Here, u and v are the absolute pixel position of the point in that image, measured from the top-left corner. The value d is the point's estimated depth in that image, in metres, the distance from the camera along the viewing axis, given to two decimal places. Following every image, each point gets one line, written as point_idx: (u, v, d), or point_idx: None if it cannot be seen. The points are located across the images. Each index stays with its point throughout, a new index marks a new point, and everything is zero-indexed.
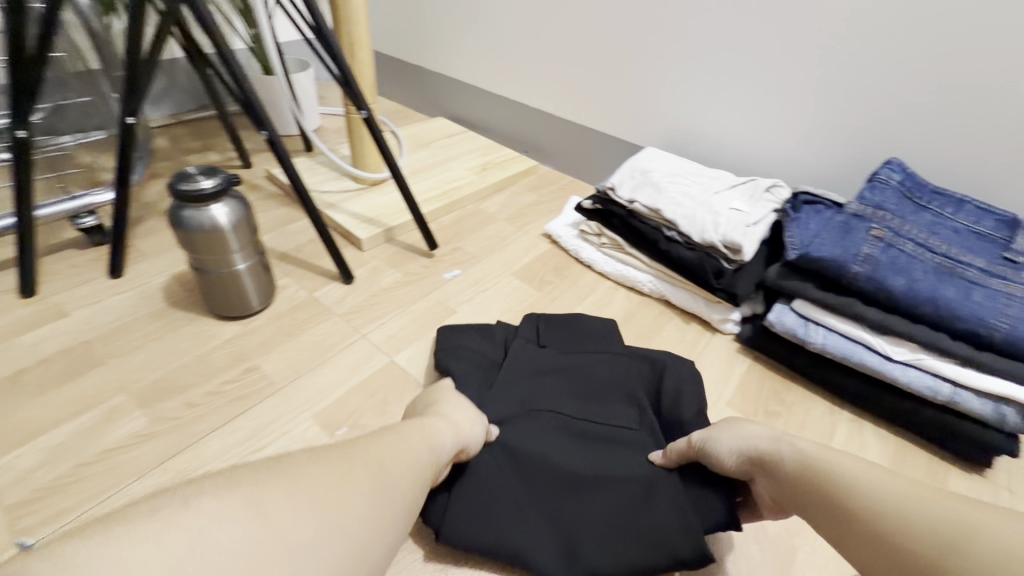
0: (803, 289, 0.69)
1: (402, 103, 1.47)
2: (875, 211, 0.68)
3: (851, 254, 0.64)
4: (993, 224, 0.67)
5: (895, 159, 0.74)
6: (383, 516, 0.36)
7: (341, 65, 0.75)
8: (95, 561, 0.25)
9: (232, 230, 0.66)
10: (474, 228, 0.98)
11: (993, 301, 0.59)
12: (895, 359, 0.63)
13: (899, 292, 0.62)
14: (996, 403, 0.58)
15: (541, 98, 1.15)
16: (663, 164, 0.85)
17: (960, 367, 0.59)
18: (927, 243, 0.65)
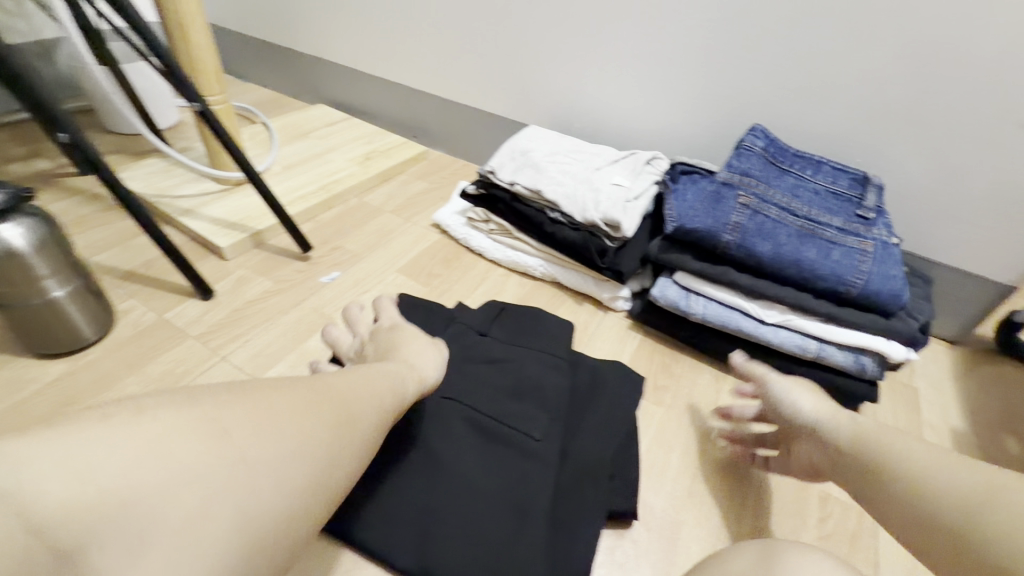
0: (681, 260, 0.69)
1: (277, 90, 1.34)
2: (741, 178, 0.68)
3: (722, 223, 0.65)
4: (847, 183, 0.70)
5: (758, 125, 0.74)
6: (340, 451, 0.38)
7: (160, 52, 0.65)
8: (44, 454, 0.27)
9: (33, 253, 0.55)
10: (356, 224, 0.91)
11: (849, 258, 0.62)
12: (769, 322, 0.65)
13: (767, 258, 0.64)
14: (856, 355, 0.62)
15: (423, 79, 1.09)
16: (544, 143, 0.83)
17: (824, 324, 0.63)
18: (790, 207, 0.66)
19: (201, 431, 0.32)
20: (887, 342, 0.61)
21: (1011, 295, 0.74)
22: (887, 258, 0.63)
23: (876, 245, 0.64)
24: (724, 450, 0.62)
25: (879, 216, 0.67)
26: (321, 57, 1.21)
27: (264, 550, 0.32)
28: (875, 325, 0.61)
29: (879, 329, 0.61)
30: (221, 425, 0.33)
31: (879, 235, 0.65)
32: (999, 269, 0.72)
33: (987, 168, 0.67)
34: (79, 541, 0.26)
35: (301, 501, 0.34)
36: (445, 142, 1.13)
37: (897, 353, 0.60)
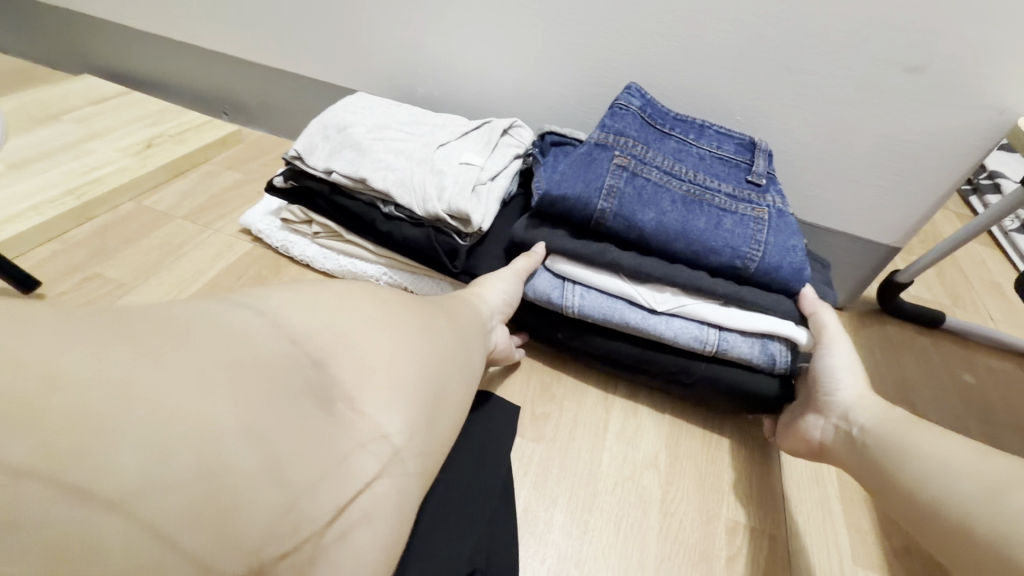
0: (550, 236, 0.54)
1: (25, 58, 0.99)
2: (616, 138, 0.55)
3: (595, 186, 0.51)
4: (734, 147, 0.60)
5: (633, 83, 0.62)
6: (466, 344, 0.41)
7: None
8: (276, 301, 0.31)
9: None
10: (128, 240, 0.66)
11: (743, 227, 0.52)
12: (660, 311, 0.52)
13: (650, 228, 0.51)
14: (763, 342, 0.51)
15: (217, 38, 0.83)
16: (373, 115, 0.64)
17: (724, 308, 0.52)
18: (673, 170, 0.55)
19: (392, 309, 0.36)
20: (794, 326, 0.51)
21: (892, 256, 0.69)
22: (785, 226, 0.53)
23: (772, 212, 0.54)
24: (617, 488, 0.50)
25: (771, 182, 0.58)
26: (72, 8, 0.89)
27: (434, 435, 0.33)
28: (778, 306, 0.51)
29: (782, 311, 0.51)
30: (370, 305, 0.35)
31: (773, 202, 0.55)
32: (882, 230, 0.67)
33: (868, 121, 0.59)
34: (329, 352, 0.30)
35: (452, 376, 0.36)
36: (264, 119, 0.89)
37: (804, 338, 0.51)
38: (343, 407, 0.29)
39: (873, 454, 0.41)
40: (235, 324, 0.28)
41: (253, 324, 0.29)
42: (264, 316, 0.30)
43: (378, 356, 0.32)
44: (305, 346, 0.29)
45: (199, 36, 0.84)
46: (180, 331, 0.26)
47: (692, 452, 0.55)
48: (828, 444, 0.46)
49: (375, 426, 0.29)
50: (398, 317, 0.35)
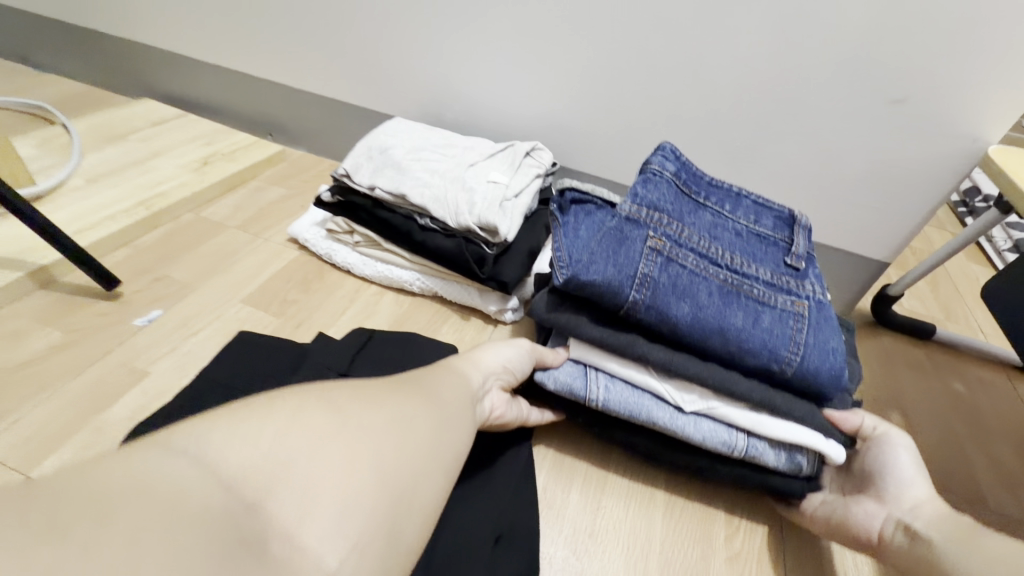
0: (575, 324, 0.51)
1: (88, 83, 1.09)
2: (649, 212, 0.53)
3: (627, 274, 0.48)
4: (773, 224, 0.59)
5: (667, 143, 0.60)
6: (445, 434, 0.37)
7: None
8: (205, 438, 0.28)
9: None
10: (189, 246, 0.74)
11: (782, 325, 0.49)
12: (686, 410, 0.49)
13: (683, 323, 0.48)
14: (789, 452, 0.49)
15: (266, 67, 0.92)
16: (411, 138, 0.72)
17: (754, 414, 0.49)
18: (710, 254, 0.52)
19: (364, 404, 0.34)
20: (823, 439, 0.48)
21: (884, 269, 0.75)
22: (824, 323, 0.51)
23: (811, 305, 0.52)
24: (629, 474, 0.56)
25: (809, 266, 0.56)
26: (136, 40, 0.99)
27: (405, 543, 0.31)
28: (812, 417, 0.48)
29: (815, 423, 0.48)
30: (342, 400, 0.33)
31: (812, 292, 0.53)
32: (875, 247, 0.73)
33: (857, 148, 0.66)
34: (260, 492, 0.27)
35: (427, 475, 0.33)
36: (304, 139, 0.98)
37: (834, 453, 0.48)
38: (282, 548, 0.26)
39: (931, 556, 0.40)
40: (158, 476, 0.25)
41: (183, 472, 0.26)
42: (194, 459, 0.27)
43: (324, 476, 0.28)
44: (235, 484, 0.26)
45: (251, 66, 0.93)
46: (96, 496, 0.24)
47: None
48: (886, 538, 0.44)
49: (319, 558, 0.26)
50: (367, 414, 0.33)
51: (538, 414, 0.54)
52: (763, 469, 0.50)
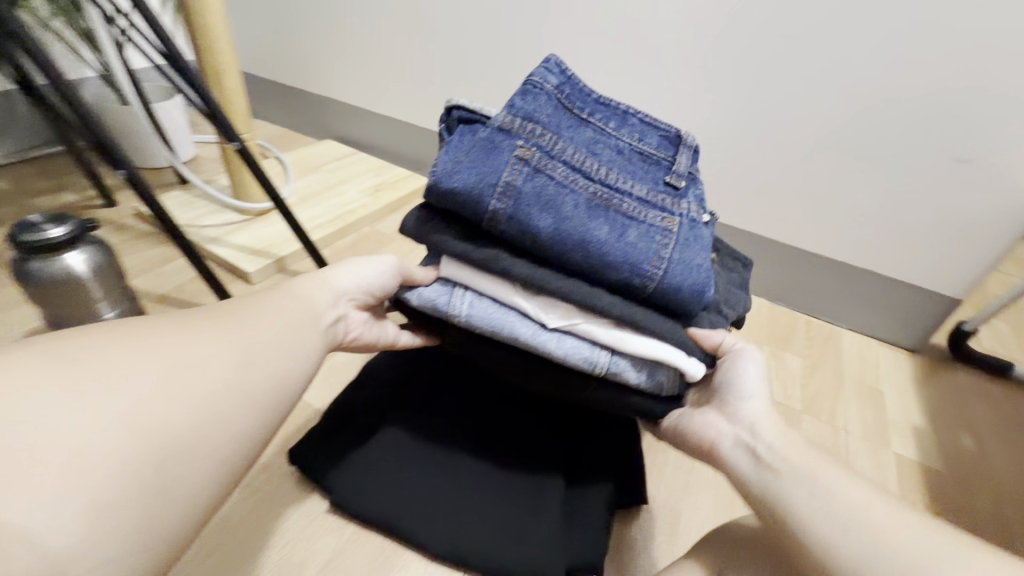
0: (440, 241, 0.49)
1: (285, 127, 1.42)
2: (524, 121, 0.49)
3: (490, 182, 0.46)
4: (656, 140, 0.55)
5: (553, 56, 0.55)
6: (232, 392, 0.36)
7: (206, 96, 0.72)
8: None
9: (92, 278, 0.61)
10: (370, 251, 0.97)
11: (648, 239, 0.48)
12: (549, 327, 0.48)
13: (546, 235, 0.46)
14: (652, 372, 0.49)
15: (427, 119, 1.18)
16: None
17: (618, 332, 0.48)
18: (582, 166, 0.49)
19: (121, 357, 0.32)
20: (687, 357, 0.49)
21: (959, 307, 0.84)
22: (694, 240, 0.50)
23: (683, 222, 0.50)
24: None
25: (690, 185, 0.54)
26: (330, 96, 1.30)
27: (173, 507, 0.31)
28: (675, 335, 0.48)
29: (682, 342, 0.49)
30: (76, 364, 0.31)
31: (687, 210, 0.51)
32: (949, 284, 0.82)
33: (930, 197, 0.77)
34: None
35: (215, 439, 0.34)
36: None
37: (694, 371, 0.48)
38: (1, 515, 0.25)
39: (778, 494, 0.42)
40: None
41: None
42: None
43: (70, 436, 0.28)
44: None
45: (416, 118, 1.19)
46: None
47: None
48: (721, 447, 0.48)
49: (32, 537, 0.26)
50: (130, 367, 0.32)
51: (408, 338, 0.56)
52: (627, 388, 0.50)
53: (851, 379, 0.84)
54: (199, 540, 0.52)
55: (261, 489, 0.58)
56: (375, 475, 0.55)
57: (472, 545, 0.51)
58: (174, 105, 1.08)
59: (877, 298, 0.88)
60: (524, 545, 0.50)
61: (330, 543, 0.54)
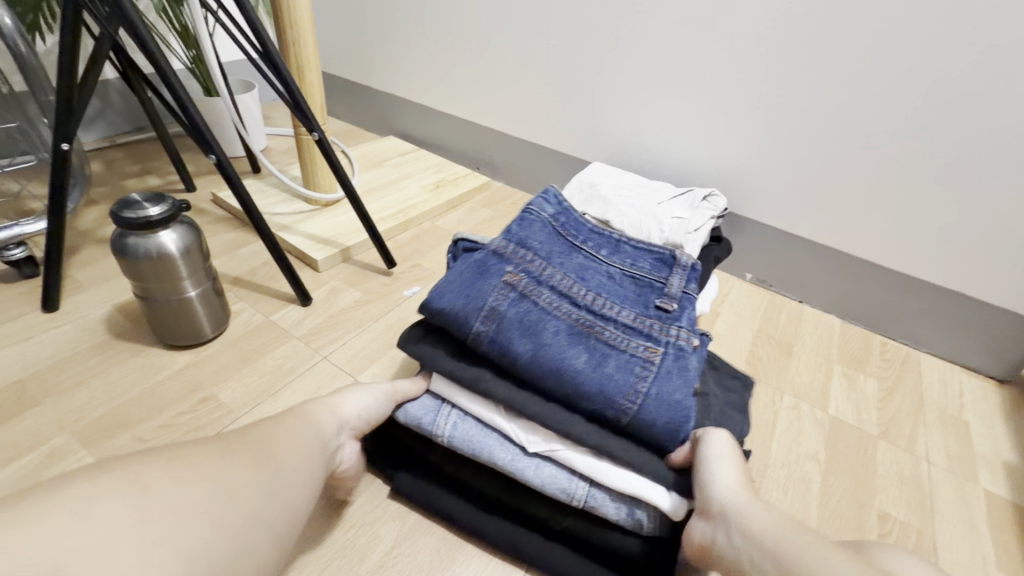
0: (429, 355, 0.54)
1: (350, 122, 1.46)
2: (516, 248, 0.56)
3: (476, 307, 0.52)
4: (650, 264, 0.60)
5: (555, 189, 0.66)
6: (269, 510, 0.36)
7: (292, 86, 0.75)
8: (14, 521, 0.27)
9: (182, 257, 0.64)
10: (431, 245, 0.99)
11: (626, 371, 0.49)
12: (529, 451, 0.50)
13: (525, 360, 0.50)
14: (629, 508, 0.47)
15: (489, 118, 1.19)
16: (610, 181, 0.91)
17: (596, 461, 0.48)
18: (569, 292, 0.54)
19: (176, 471, 0.33)
20: (665, 492, 0.47)
21: None
22: (677, 372, 0.49)
23: (667, 353, 0.51)
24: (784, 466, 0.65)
25: (683, 306, 0.55)
26: (396, 93, 1.32)
27: None
28: (650, 467, 0.47)
29: (656, 476, 0.47)
30: (132, 487, 0.31)
31: (675, 338, 0.52)
32: None
33: None
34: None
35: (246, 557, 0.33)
36: (507, 173, 1.22)
37: (671, 510, 0.46)
38: None
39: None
40: None
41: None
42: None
43: (115, 562, 0.27)
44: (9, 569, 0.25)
45: (478, 116, 1.20)
46: None
47: (848, 456, 0.68)
48: (705, 553, 0.42)
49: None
50: (182, 490, 0.32)
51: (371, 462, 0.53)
52: (605, 521, 0.49)
53: (932, 407, 0.78)
54: None
55: None
56: (449, 496, 0.54)
57: (566, 575, 0.50)
58: (252, 97, 1.14)
59: (964, 322, 0.83)
60: (613, 575, 0.49)
61: (393, 530, 0.54)
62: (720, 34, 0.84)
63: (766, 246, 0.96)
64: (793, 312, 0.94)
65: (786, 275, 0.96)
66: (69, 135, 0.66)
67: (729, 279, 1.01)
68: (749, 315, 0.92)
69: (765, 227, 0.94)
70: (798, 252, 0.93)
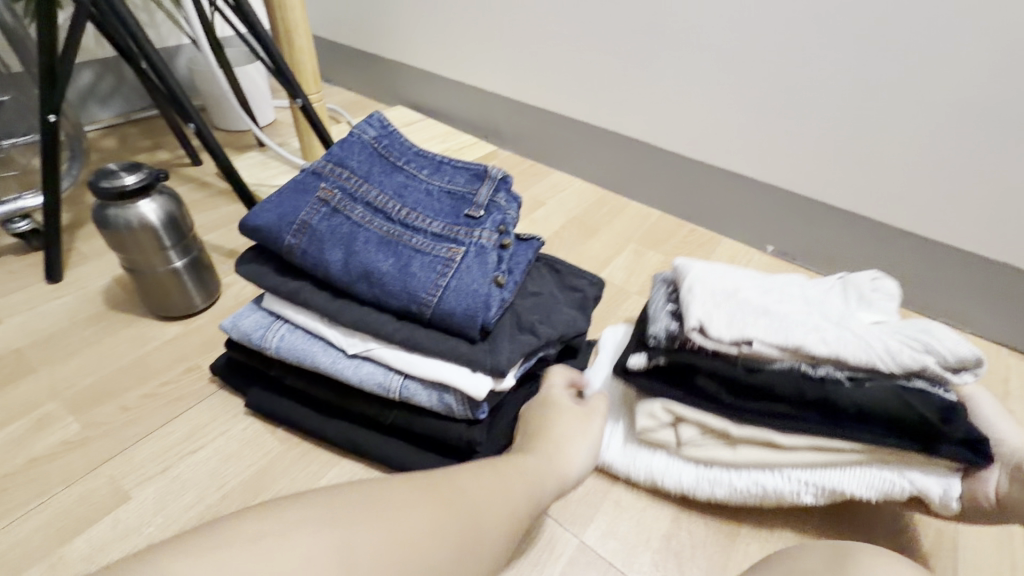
0: (259, 274, 0.56)
1: (358, 93, 1.43)
2: (334, 167, 0.58)
3: (287, 221, 0.55)
4: (465, 178, 0.59)
5: (381, 113, 0.63)
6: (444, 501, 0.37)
7: (274, 54, 0.73)
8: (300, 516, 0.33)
9: (163, 227, 0.63)
10: None
11: (428, 270, 0.52)
12: (349, 353, 0.53)
13: (336, 268, 0.53)
14: (439, 393, 0.51)
15: (495, 82, 1.14)
16: (722, 282, 0.53)
17: (407, 355, 0.52)
18: (383, 208, 0.56)
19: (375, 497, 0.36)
20: (469, 374, 0.50)
21: None
22: (476, 265, 0.53)
23: (469, 251, 0.54)
24: None
25: (492, 212, 0.57)
26: (402, 61, 1.28)
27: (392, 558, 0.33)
28: (452, 350, 0.50)
29: (460, 359, 0.50)
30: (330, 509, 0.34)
31: (479, 239, 0.54)
32: None
33: None
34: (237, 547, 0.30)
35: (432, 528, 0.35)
36: (515, 141, 1.17)
37: (473, 390, 0.49)
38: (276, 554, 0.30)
39: None
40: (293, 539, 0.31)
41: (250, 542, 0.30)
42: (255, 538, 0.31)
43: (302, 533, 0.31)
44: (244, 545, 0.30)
45: (485, 80, 1.15)
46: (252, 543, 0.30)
47: None
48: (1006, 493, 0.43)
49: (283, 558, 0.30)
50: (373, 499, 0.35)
51: None
52: (422, 410, 0.52)
53: None
54: (237, 485, 0.53)
55: (297, 447, 0.57)
56: (295, 407, 0.57)
57: (406, 464, 0.53)
58: (256, 69, 1.12)
59: (1015, 301, 0.74)
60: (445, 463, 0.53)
61: None
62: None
63: (789, 213, 0.88)
64: None
65: (815, 248, 0.88)
66: (56, 106, 0.67)
67: (747, 251, 0.93)
68: None
69: (790, 195, 0.86)
70: (821, 222, 0.85)
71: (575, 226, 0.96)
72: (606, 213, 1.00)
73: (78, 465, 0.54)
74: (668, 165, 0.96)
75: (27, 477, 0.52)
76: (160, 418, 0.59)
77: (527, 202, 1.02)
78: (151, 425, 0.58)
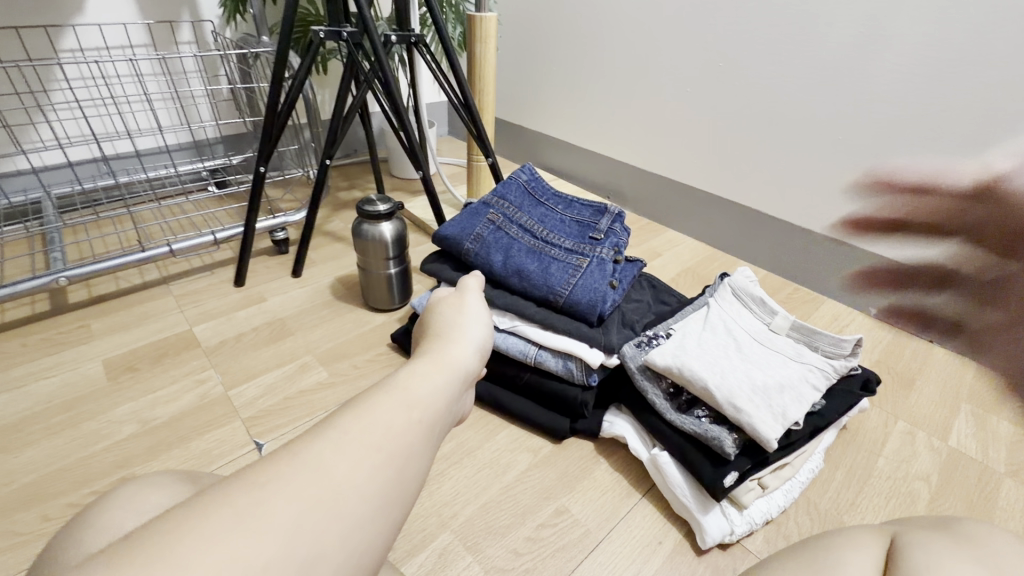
0: (440, 270, 0.78)
1: (502, 155, 1.73)
2: (498, 199, 0.80)
3: (466, 233, 0.76)
4: (589, 213, 0.79)
5: (530, 164, 0.85)
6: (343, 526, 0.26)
7: (478, 124, 0.99)
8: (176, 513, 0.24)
9: (393, 242, 0.87)
10: None
11: (563, 271, 0.72)
12: (501, 328, 0.72)
13: (497, 267, 0.73)
14: (565, 361, 0.68)
15: (624, 151, 1.35)
16: (736, 383, 0.60)
17: (541, 331, 0.69)
18: (531, 229, 0.77)
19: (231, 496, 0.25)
20: (589, 348, 0.67)
21: None
22: (597, 271, 0.72)
23: (592, 262, 0.73)
24: (889, 479, 0.69)
25: (609, 236, 0.76)
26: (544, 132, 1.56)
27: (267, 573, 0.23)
28: (577, 330, 0.68)
29: (583, 337, 0.67)
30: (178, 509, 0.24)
31: (600, 254, 0.74)
32: None
33: None
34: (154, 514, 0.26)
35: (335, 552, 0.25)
36: (634, 202, 1.37)
37: (591, 358, 0.66)
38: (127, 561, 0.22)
39: None
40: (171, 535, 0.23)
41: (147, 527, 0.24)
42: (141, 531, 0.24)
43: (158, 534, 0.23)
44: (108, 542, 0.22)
45: (614, 151, 1.38)
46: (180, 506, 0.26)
47: (964, 484, 0.69)
48: None
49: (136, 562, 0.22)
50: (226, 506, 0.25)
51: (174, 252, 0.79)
52: (551, 374, 0.69)
53: None
54: None
55: (477, 410, 0.75)
56: None
57: (530, 415, 0.71)
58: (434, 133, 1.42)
59: None
60: (560, 416, 0.70)
61: (527, 458, 0.69)
62: (855, 83, 0.91)
63: (891, 279, 0.98)
64: (920, 348, 0.94)
65: (912, 311, 0.97)
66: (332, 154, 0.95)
67: (850, 312, 1.04)
68: (871, 345, 0.95)
69: (893, 263, 0.96)
70: (921, 286, 0.94)
71: (689, 274, 1.12)
72: (717, 267, 1.14)
73: (330, 399, 0.75)
74: (776, 230, 1.11)
75: (298, 401, 0.74)
76: (381, 376, 0.80)
77: (646, 252, 1.19)
78: (375, 380, 0.79)
